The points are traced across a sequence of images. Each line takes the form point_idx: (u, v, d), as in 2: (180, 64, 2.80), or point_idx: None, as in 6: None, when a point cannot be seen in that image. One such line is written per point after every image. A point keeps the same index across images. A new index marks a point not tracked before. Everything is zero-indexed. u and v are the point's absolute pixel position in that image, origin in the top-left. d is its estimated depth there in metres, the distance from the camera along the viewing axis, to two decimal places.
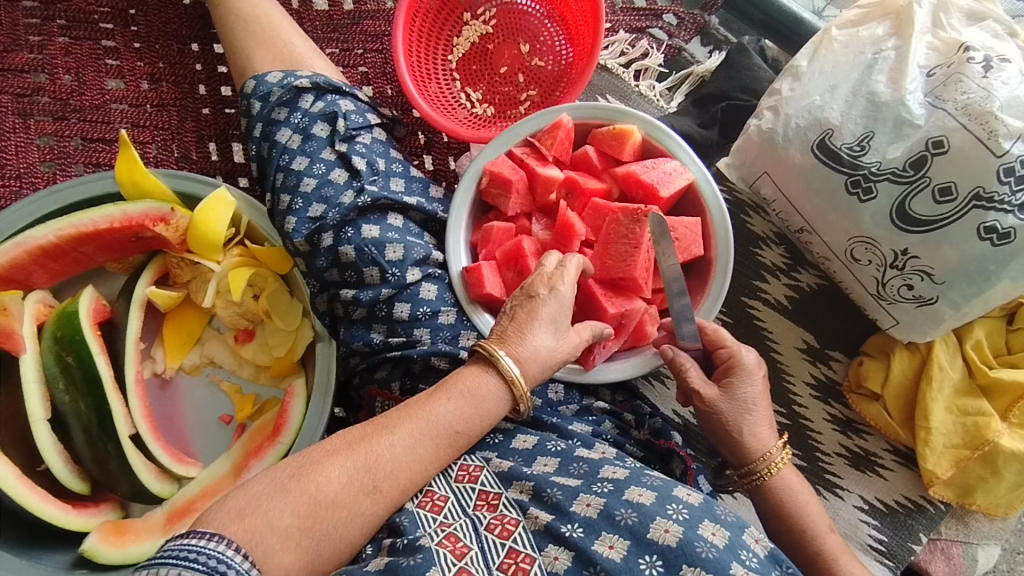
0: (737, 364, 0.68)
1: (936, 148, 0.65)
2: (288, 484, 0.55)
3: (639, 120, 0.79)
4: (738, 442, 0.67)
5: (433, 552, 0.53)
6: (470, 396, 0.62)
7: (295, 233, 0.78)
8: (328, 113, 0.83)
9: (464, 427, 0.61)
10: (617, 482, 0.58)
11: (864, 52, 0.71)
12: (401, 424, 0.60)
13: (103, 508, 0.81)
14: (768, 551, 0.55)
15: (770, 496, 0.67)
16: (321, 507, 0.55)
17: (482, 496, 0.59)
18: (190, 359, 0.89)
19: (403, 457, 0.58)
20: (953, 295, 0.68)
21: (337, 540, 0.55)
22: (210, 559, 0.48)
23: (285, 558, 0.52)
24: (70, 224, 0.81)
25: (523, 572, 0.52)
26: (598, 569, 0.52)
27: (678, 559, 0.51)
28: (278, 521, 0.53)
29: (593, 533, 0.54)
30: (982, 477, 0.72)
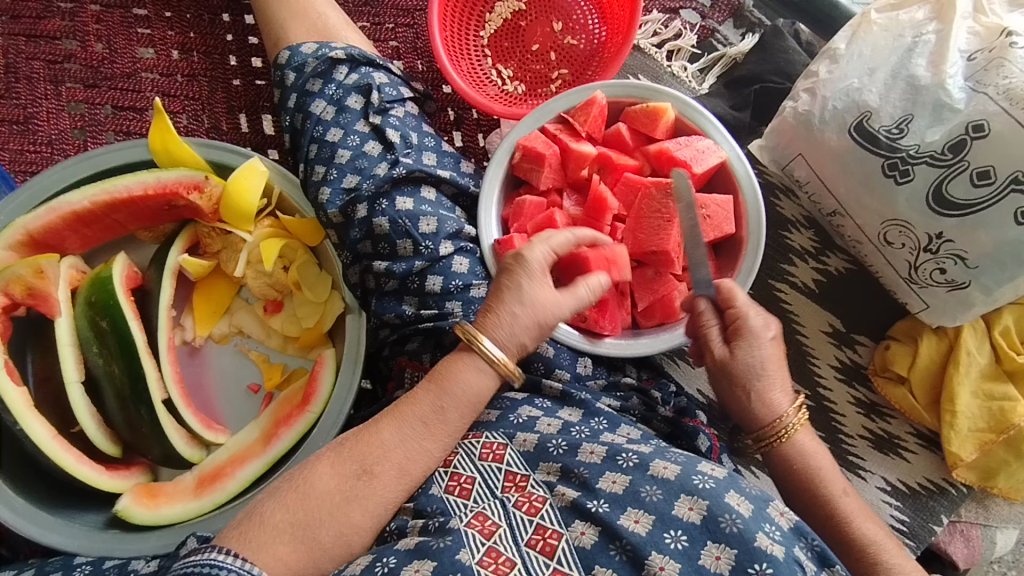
0: (743, 327, 0.66)
1: (975, 132, 0.65)
2: (282, 485, 0.59)
3: (673, 98, 0.79)
4: (751, 407, 0.66)
5: (463, 533, 0.54)
6: (449, 378, 0.64)
7: (329, 204, 0.79)
8: (363, 86, 0.83)
9: (449, 406, 0.63)
10: (642, 456, 0.58)
11: (904, 36, 0.71)
12: (385, 415, 0.63)
13: (134, 471, 0.82)
14: (792, 523, 0.54)
15: (783, 465, 0.66)
16: (317, 499, 0.58)
17: (509, 477, 0.59)
18: (219, 328, 0.89)
19: (394, 444, 0.61)
20: (985, 280, 0.68)
21: (337, 530, 0.57)
22: (205, 569, 0.51)
23: (281, 550, 0.55)
24: (105, 190, 0.81)
25: (552, 547, 0.53)
26: (624, 543, 0.52)
27: (702, 536, 0.52)
28: (274, 519, 0.57)
29: (619, 508, 0.54)
30: (1005, 461, 0.73)
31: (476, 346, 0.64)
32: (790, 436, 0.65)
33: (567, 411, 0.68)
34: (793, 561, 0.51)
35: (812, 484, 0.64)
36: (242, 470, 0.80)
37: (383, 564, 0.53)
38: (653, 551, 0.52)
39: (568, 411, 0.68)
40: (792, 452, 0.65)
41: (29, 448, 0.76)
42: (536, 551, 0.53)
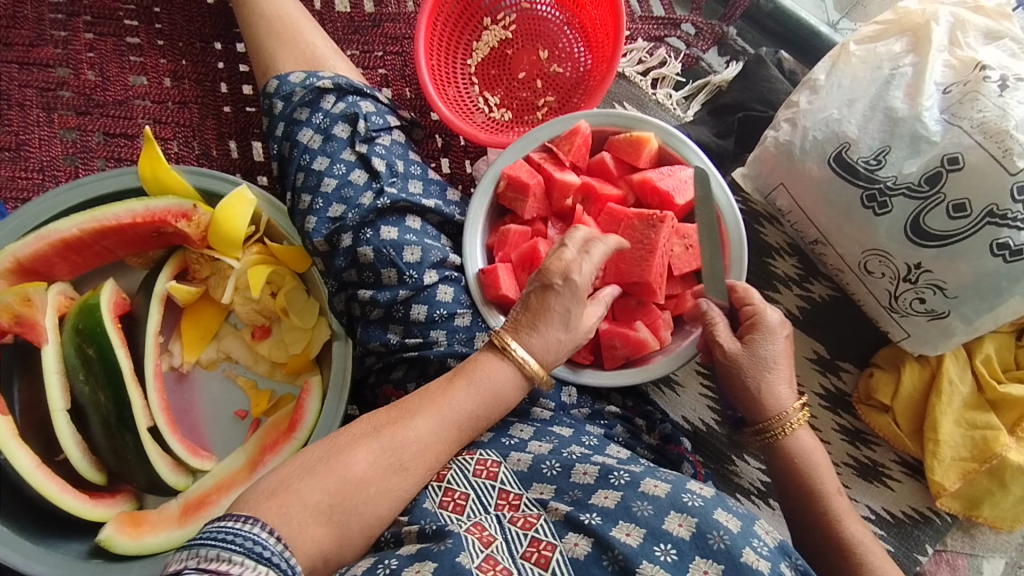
0: (760, 322, 0.68)
1: (951, 165, 0.66)
2: (318, 465, 0.56)
3: (656, 128, 0.80)
4: (754, 399, 0.67)
5: (462, 537, 0.53)
6: (487, 377, 0.64)
7: (314, 232, 0.79)
8: (349, 115, 0.84)
9: (483, 411, 0.63)
10: (633, 475, 0.59)
11: (881, 68, 0.72)
12: (423, 406, 0.61)
13: (118, 499, 0.82)
14: (778, 542, 0.54)
15: (784, 457, 0.67)
16: (351, 485, 0.56)
17: (501, 495, 0.59)
18: (207, 354, 0.90)
19: (428, 437, 0.60)
20: (965, 310, 0.69)
21: (366, 517, 0.56)
22: (247, 540, 0.48)
23: (314, 533, 0.53)
24: (93, 218, 0.82)
25: (546, 559, 0.52)
26: (616, 554, 0.52)
27: (691, 550, 0.52)
28: (310, 497, 0.54)
29: (611, 521, 0.54)
30: (989, 490, 0.73)
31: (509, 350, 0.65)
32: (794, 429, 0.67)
33: (558, 429, 0.69)
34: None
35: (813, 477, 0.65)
36: (227, 498, 0.80)
37: (384, 565, 0.52)
38: (643, 562, 0.51)
39: (558, 431, 0.69)
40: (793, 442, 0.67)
41: (13, 476, 0.76)
42: (530, 563, 0.52)
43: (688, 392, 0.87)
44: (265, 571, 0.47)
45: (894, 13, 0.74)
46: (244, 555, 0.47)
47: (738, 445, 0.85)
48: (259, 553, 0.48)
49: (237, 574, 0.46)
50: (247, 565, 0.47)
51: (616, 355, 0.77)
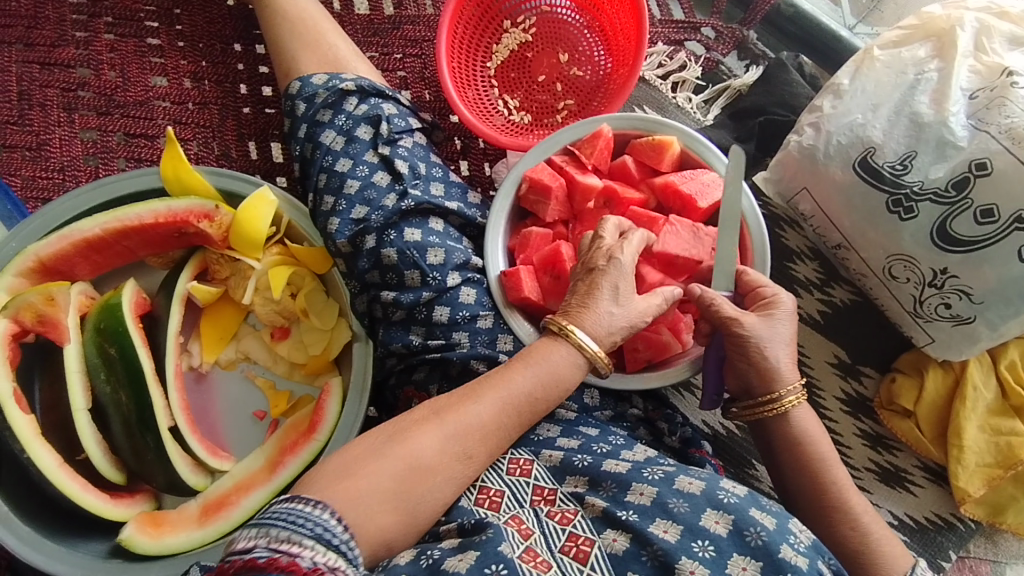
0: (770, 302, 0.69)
1: (979, 170, 0.66)
2: (386, 449, 0.57)
3: (678, 131, 0.80)
4: (759, 375, 0.68)
5: (502, 528, 0.54)
6: (544, 362, 0.64)
7: (338, 234, 0.79)
8: (372, 116, 0.84)
9: (542, 393, 0.64)
10: (667, 472, 0.60)
11: (906, 73, 0.72)
12: (486, 390, 0.62)
13: (138, 499, 0.82)
14: (812, 541, 0.55)
15: (784, 431, 0.68)
16: (416, 468, 0.57)
17: (537, 491, 0.61)
18: (226, 354, 0.90)
19: (489, 423, 0.61)
20: (991, 316, 0.69)
21: (431, 501, 0.57)
22: (316, 525, 0.49)
23: (382, 518, 0.54)
24: (116, 218, 0.82)
25: (585, 554, 0.54)
26: (655, 549, 0.53)
27: (729, 547, 0.53)
28: (377, 481, 0.55)
29: (647, 518, 0.56)
30: (1014, 496, 0.73)
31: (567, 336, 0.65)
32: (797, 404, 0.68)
33: (585, 428, 0.69)
34: (816, 571, 0.53)
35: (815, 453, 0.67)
36: (248, 499, 0.80)
37: (427, 556, 0.53)
38: (682, 557, 0.53)
39: (585, 429, 0.69)
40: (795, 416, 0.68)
41: (35, 475, 0.76)
42: (569, 557, 0.54)
43: None
44: (334, 557, 0.48)
45: (918, 19, 0.74)
46: (314, 540, 0.48)
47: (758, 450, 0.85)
48: (327, 537, 0.49)
49: (308, 557, 0.47)
50: (317, 550, 0.48)
51: (639, 358, 0.77)
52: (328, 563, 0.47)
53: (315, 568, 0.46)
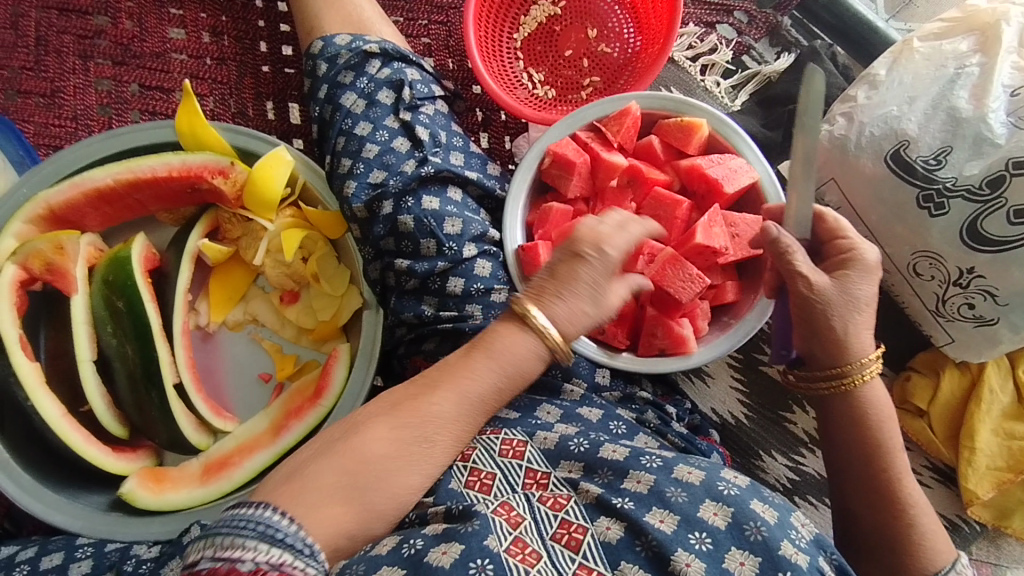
0: (851, 260, 0.62)
1: (1016, 169, 0.64)
2: (333, 445, 0.55)
3: (708, 113, 0.78)
4: (838, 343, 0.60)
5: (489, 519, 0.52)
6: (505, 352, 0.59)
7: (354, 197, 0.78)
8: (395, 81, 0.83)
9: (506, 384, 0.59)
10: (665, 459, 0.57)
11: (946, 66, 0.70)
12: (443, 382, 0.58)
13: (139, 454, 0.82)
14: (814, 536, 0.53)
15: (850, 407, 0.61)
16: (367, 463, 0.54)
17: (529, 474, 0.58)
18: (234, 315, 0.89)
19: (451, 416, 0.58)
20: (1014, 318, 0.68)
21: (389, 494, 0.54)
22: (258, 525, 0.48)
23: (330, 514, 0.51)
24: (129, 169, 0.81)
25: (577, 542, 0.51)
26: (649, 539, 0.51)
27: (727, 540, 0.50)
28: (322, 479, 0.53)
29: (644, 506, 0.53)
30: (1022, 501, 0.73)
31: (529, 322, 0.59)
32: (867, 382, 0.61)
33: (586, 410, 0.68)
34: (816, 570, 0.50)
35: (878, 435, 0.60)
36: (250, 460, 0.79)
37: (410, 545, 0.51)
38: (678, 550, 0.50)
39: (584, 412, 0.67)
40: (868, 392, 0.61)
41: (37, 424, 0.75)
42: (560, 545, 0.51)
43: (717, 384, 0.86)
44: (280, 554, 0.47)
45: (963, 11, 0.72)
46: (257, 540, 0.47)
47: (765, 440, 0.84)
48: (273, 535, 0.48)
49: (250, 560, 0.46)
50: (262, 550, 0.46)
51: (652, 343, 0.76)
52: (273, 562, 0.46)
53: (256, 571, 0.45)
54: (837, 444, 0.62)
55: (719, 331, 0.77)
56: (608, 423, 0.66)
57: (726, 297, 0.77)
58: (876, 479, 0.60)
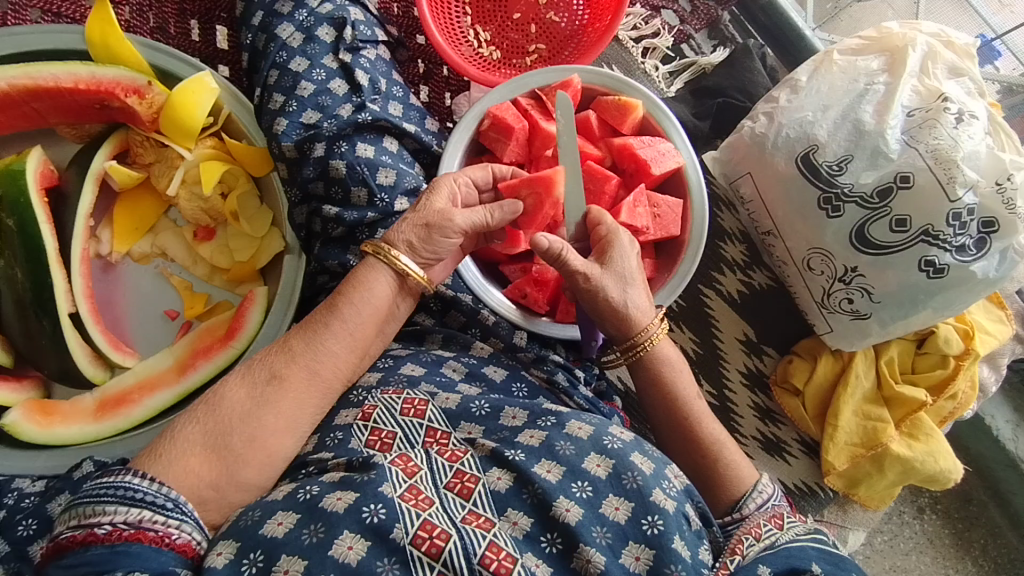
0: (612, 241, 0.66)
1: (902, 183, 0.72)
2: (194, 406, 0.59)
3: (645, 96, 0.81)
4: (621, 318, 0.67)
5: (386, 469, 0.53)
6: (350, 295, 0.65)
7: (284, 136, 0.75)
8: (336, 18, 0.80)
9: (355, 323, 0.64)
10: (559, 417, 0.60)
11: (858, 81, 0.76)
12: (293, 336, 0.63)
13: (25, 384, 0.77)
14: (684, 485, 0.57)
15: (651, 370, 0.70)
16: (225, 414, 0.58)
17: (430, 433, 0.58)
18: (140, 246, 0.84)
19: (309, 359, 0.62)
20: (884, 315, 0.77)
21: (249, 436, 0.57)
22: (119, 489, 0.49)
23: (193, 464, 0.55)
24: (27, 75, 0.73)
25: (469, 490, 0.53)
26: (535, 488, 0.53)
27: (606, 488, 0.54)
28: (184, 435, 0.57)
29: (534, 458, 0.55)
30: (869, 473, 0.83)
31: (388, 259, 0.66)
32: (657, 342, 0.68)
33: (491, 370, 0.71)
34: (682, 515, 0.54)
35: (673, 386, 0.69)
36: (151, 398, 0.76)
37: (305, 491, 0.53)
38: (560, 497, 0.52)
39: (488, 374, 0.70)
40: (658, 355, 0.69)
41: None
42: (452, 493, 0.53)
43: None
44: (138, 512, 0.49)
45: (878, 32, 0.79)
46: (117, 504, 0.48)
47: None
48: (133, 497, 0.49)
49: (108, 523, 0.48)
50: (121, 511, 0.48)
51: (570, 311, 0.80)
52: (130, 520, 0.48)
53: (114, 531, 0.47)
54: (650, 406, 0.71)
55: None
56: (510, 385, 0.70)
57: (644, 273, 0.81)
58: (682, 420, 0.68)
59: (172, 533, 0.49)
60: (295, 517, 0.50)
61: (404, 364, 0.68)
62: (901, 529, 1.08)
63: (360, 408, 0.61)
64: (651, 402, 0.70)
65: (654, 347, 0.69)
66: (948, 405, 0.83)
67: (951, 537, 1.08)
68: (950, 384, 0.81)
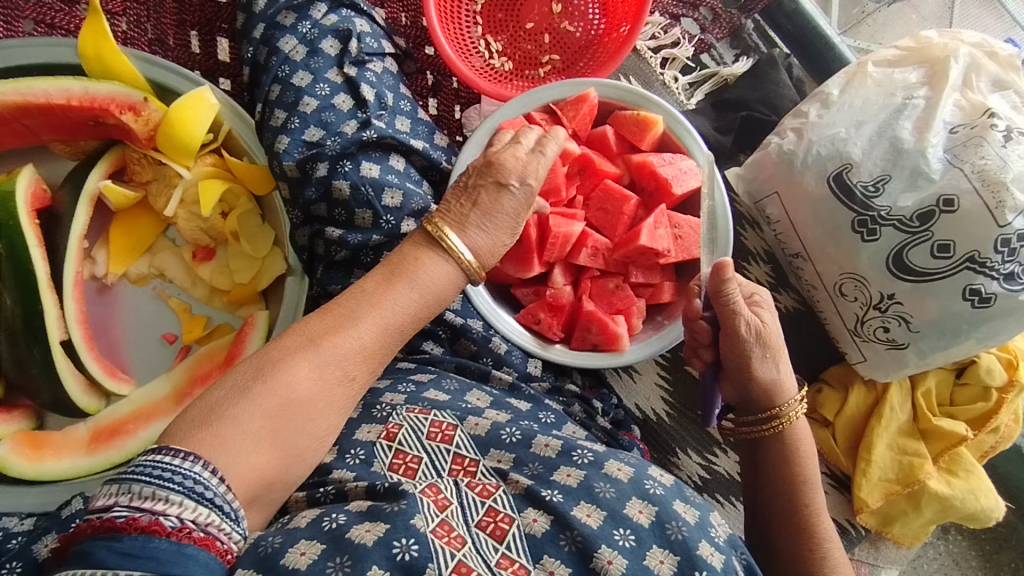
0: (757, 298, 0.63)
1: (945, 207, 0.67)
2: (252, 385, 0.49)
3: (664, 110, 0.76)
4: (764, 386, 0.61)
5: (417, 499, 0.48)
6: (423, 280, 0.55)
7: (285, 155, 0.71)
8: (341, 30, 0.76)
9: (426, 310, 0.56)
10: (597, 455, 0.54)
11: (894, 95, 0.72)
12: (364, 312, 0.53)
13: (15, 414, 0.73)
14: (729, 536, 0.52)
15: (782, 446, 0.62)
16: (292, 403, 0.50)
17: (456, 461, 0.54)
18: (137, 267, 0.80)
19: (371, 348, 0.54)
20: (923, 345, 0.72)
21: (310, 433, 0.51)
22: (185, 478, 0.42)
23: (255, 458, 0.47)
24: (17, 91, 0.70)
25: (502, 531, 0.48)
26: (575, 534, 0.47)
27: (650, 538, 0.48)
28: (247, 422, 0.48)
29: (572, 500, 0.50)
30: (904, 510, 0.78)
31: (448, 250, 0.55)
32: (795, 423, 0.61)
33: (515, 400, 0.66)
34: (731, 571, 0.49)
35: (801, 475, 0.61)
36: (146, 429, 0.73)
37: (331, 520, 0.47)
38: (601, 546, 0.47)
39: (513, 403, 0.65)
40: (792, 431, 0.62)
41: None
42: (484, 533, 0.47)
43: (644, 380, 0.87)
44: (206, 513, 0.42)
45: (916, 42, 0.74)
46: (184, 496, 0.42)
47: (683, 439, 0.86)
48: (201, 493, 0.43)
49: (174, 516, 0.41)
50: (187, 506, 0.42)
51: (586, 338, 0.75)
52: (198, 519, 0.42)
53: (181, 528, 0.41)
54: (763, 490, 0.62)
55: (653, 329, 0.77)
56: (537, 413, 0.64)
57: (663, 298, 0.77)
58: (800, 505, 0.60)
59: (231, 543, 0.44)
60: (319, 548, 0.45)
61: (427, 389, 0.62)
62: (926, 553, 1.03)
63: (384, 425, 0.56)
64: (763, 472, 0.62)
65: (792, 422, 0.62)
66: (989, 439, 0.78)
67: (979, 560, 1.03)
68: (992, 419, 0.76)
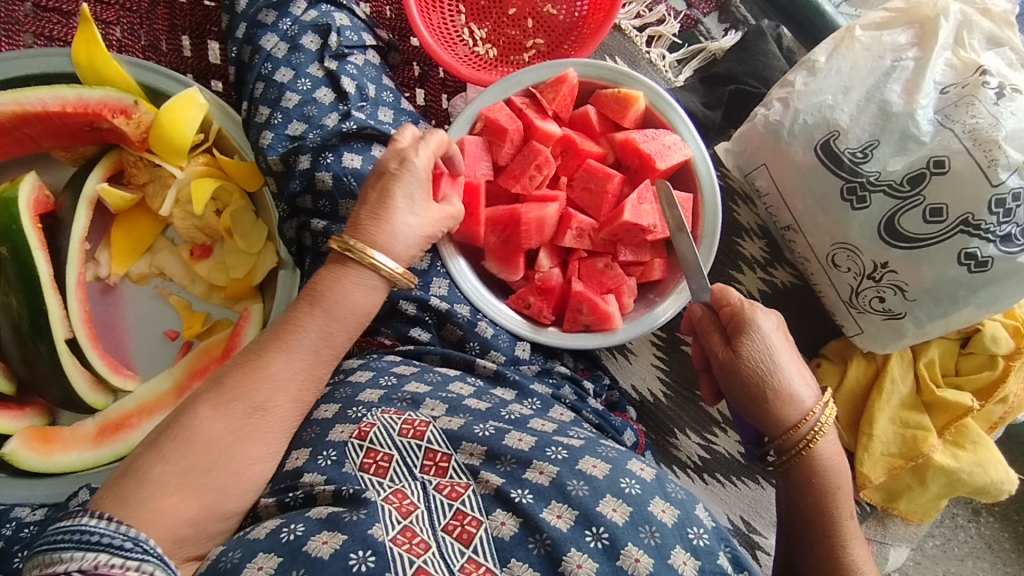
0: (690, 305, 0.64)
1: (936, 168, 0.65)
2: (159, 437, 0.53)
3: (645, 86, 0.75)
4: (773, 411, 0.58)
5: (378, 507, 0.49)
6: (330, 295, 0.60)
7: (269, 149, 0.73)
8: (321, 25, 0.77)
9: (337, 326, 0.60)
10: (572, 451, 0.54)
11: (883, 58, 0.70)
12: (271, 343, 0.58)
13: (27, 412, 0.77)
14: (713, 526, 0.52)
15: (812, 465, 0.58)
16: (201, 447, 0.53)
17: (429, 455, 0.54)
18: (138, 267, 0.83)
19: (285, 377, 0.57)
20: (920, 314, 0.70)
21: (230, 470, 0.53)
22: (76, 533, 0.44)
23: (168, 503, 0.49)
24: (14, 100, 0.72)
25: (469, 535, 0.48)
26: (543, 538, 0.48)
27: (623, 536, 0.48)
28: (156, 474, 0.50)
29: (542, 501, 0.50)
30: (909, 485, 0.76)
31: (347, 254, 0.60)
32: (824, 433, 0.58)
33: (501, 390, 0.67)
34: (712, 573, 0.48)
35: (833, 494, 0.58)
36: (149, 423, 0.76)
37: (288, 531, 0.48)
38: (571, 549, 0.47)
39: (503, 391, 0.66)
40: (790, 406, 0.58)
41: None
42: (451, 537, 0.48)
43: (640, 361, 0.87)
44: (95, 556, 0.43)
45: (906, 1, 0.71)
46: (74, 549, 0.43)
47: (683, 420, 0.85)
48: (90, 540, 0.44)
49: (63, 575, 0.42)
50: (77, 557, 0.43)
51: (578, 319, 0.75)
52: (86, 567, 0.43)
53: None
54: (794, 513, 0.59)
55: (646, 307, 0.76)
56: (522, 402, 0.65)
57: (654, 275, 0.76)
58: (828, 527, 0.57)
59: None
60: (276, 562, 0.46)
61: (409, 381, 0.63)
62: (955, 534, 0.99)
63: (357, 424, 0.56)
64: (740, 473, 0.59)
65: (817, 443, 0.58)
66: (997, 409, 0.76)
67: (1011, 542, 1.00)
68: (999, 387, 0.74)
